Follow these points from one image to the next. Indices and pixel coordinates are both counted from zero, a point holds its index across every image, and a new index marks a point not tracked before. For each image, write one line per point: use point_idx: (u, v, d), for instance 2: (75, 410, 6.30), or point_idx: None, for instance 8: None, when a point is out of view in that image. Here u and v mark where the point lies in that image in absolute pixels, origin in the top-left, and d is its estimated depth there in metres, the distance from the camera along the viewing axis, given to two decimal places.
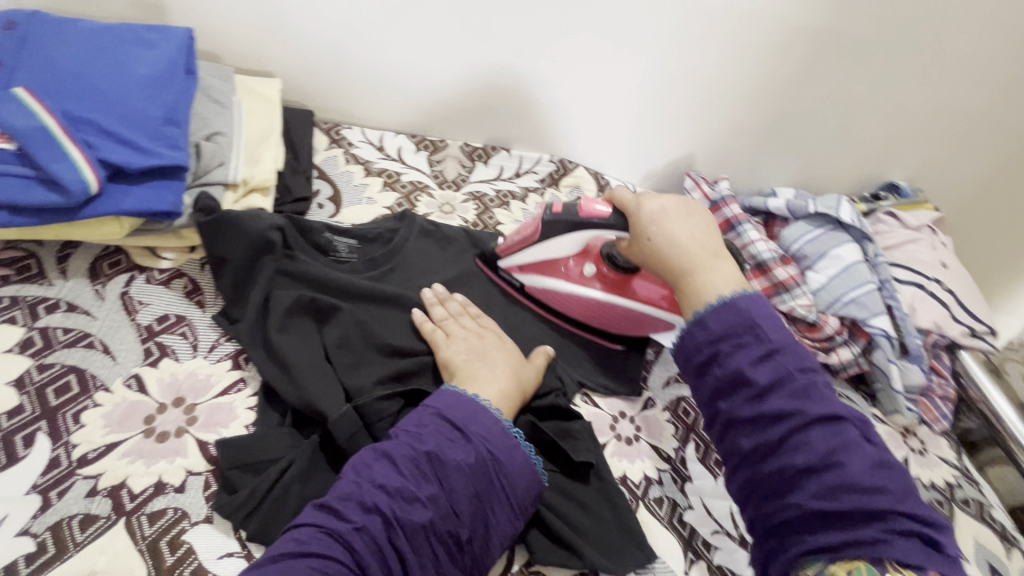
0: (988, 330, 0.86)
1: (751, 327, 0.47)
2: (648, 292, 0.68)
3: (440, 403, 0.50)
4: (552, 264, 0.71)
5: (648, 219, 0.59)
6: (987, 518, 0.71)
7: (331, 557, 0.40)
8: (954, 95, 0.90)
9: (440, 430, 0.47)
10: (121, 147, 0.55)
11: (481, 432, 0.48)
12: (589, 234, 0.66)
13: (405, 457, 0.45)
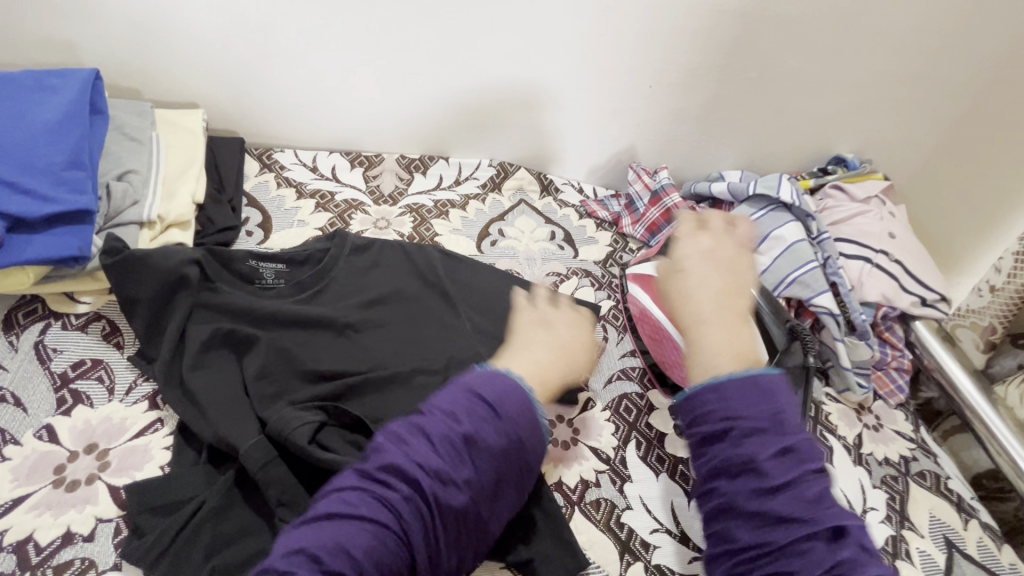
0: (939, 297, 0.85)
1: (771, 392, 0.38)
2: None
3: (477, 381, 0.44)
4: (649, 282, 0.75)
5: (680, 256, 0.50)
6: (943, 489, 0.70)
7: (377, 521, 0.38)
8: (887, 62, 0.89)
9: (472, 409, 0.42)
10: (21, 197, 0.55)
11: (515, 413, 0.44)
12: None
13: (432, 435, 0.41)
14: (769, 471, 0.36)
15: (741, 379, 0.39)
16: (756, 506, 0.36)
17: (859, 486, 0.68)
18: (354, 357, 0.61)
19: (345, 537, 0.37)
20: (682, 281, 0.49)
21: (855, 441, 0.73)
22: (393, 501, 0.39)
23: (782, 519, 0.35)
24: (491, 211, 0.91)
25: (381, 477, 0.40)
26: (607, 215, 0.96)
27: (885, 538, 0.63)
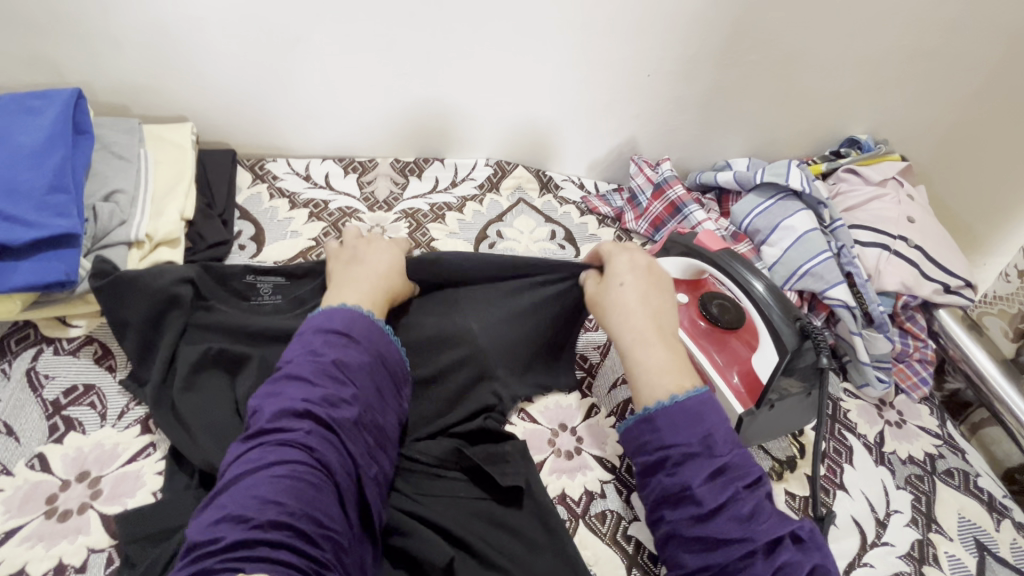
0: (965, 283, 0.80)
1: (700, 434, 0.46)
2: (722, 352, 0.65)
3: (321, 334, 0.51)
4: None
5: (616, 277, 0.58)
6: (973, 488, 0.66)
7: (289, 462, 0.41)
8: (901, 36, 0.84)
9: (328, 341, 0.50)
10: (5, 225, 0.54)
11: (367, 334, 0.52)
12: (694, 264, 0.66)
13: (300, 381, 0.47)
14: (703, 498, 0.44)
15: (671, 413, 0.47)
16: (694, 532, 0.44)
17: (881, 488, 0.64)
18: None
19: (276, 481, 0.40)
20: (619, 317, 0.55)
21: (876, 439, 0.69)
22: (305, 436, 0.44)
23: (719, 541, 0.43)
24: (489, 212, 0.89)
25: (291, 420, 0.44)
26: (609, 211, 0.92)
27: (911, 543, 0.60)
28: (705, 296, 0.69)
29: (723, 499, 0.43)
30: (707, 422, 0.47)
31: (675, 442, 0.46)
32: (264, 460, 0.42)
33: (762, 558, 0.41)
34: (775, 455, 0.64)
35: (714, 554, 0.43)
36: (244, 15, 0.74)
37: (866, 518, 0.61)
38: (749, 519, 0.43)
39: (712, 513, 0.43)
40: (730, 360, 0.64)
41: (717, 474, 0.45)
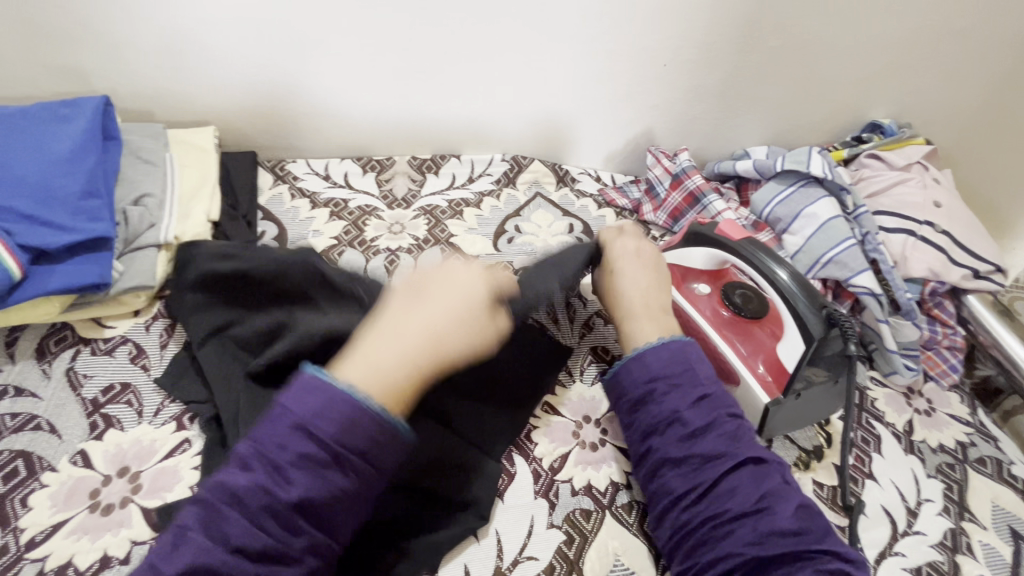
0: (994, 268, 0.79)
1: (685, 369, 0.53)
2: (746, 342, 0.64)
3: (304, 406, 0.41)
4: (676, 270, 0.71)
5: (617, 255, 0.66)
6: (1006, 477, 0.65)
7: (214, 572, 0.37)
8: (926, 16, 0.82)
9: (285, 435, 0.41)
10: (41, 230, 0.56)
11: (331, 397, 0.42)
12: (716, 254, 0.66)
13: (269, 437, 0.41)
14: (690, 421, 0.51)
15: (665, 348, 0.55)
16: (684, 453, 0.50)
17: (911, 476, 0.63)
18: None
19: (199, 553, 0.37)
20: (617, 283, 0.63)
21: (905, 428, 0.68)
22: (240, 523, 0.39)
23: (706, 459, 0.49)
24: (507, 207, 0.89)
25: (229, 505, 0.39)
26: (627, 203, 0.92)
27: (944, 532, 0.59)
28: (727, 286, 0.68)
29: (709, 421, 0.50)
30: (688, 357, 0.55)
31: (664, 375, 0.53)
32: (197, 529, 0.38)
33: (744, 478, 0.48)
34: (802, 445, 0.64)
35: (701, 474, 0.48)
36: (262, 19, 0.75)
37: (897, 507, 0.60)
38: (732, 439, 0.50)
39: (699, 435, 0.50)
40: (755, 350, 0.63)
41: (703, 402, 0.52)
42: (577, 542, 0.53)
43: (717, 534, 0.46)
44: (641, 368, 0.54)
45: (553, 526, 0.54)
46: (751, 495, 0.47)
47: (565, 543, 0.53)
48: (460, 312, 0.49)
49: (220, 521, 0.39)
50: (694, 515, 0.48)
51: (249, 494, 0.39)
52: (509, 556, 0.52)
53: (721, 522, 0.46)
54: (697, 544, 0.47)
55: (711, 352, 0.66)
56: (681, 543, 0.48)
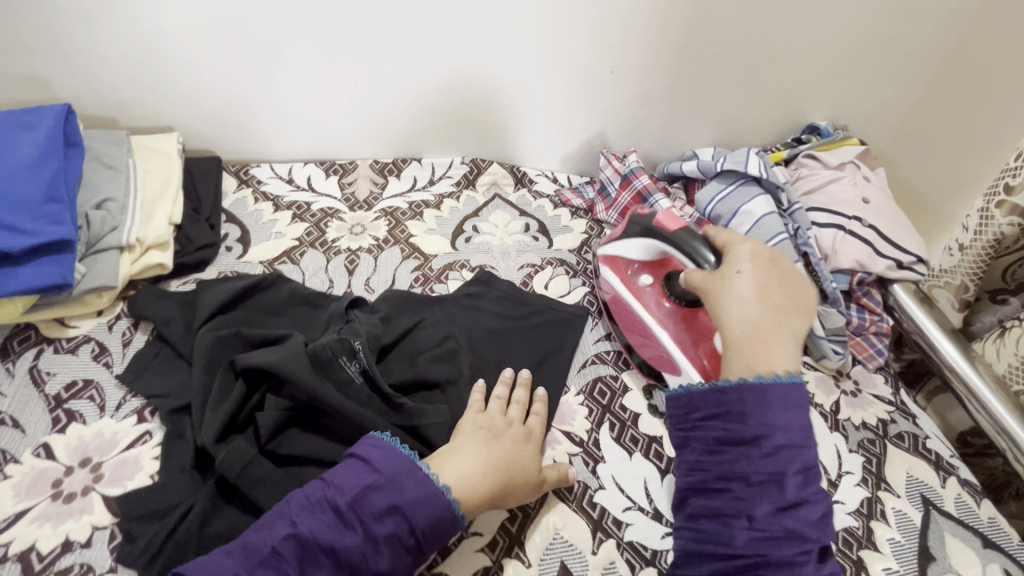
0: (917, 259, 0.84)
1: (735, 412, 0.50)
2: (692, 327, 0.69)
3: (405, 495, 0.48)
4: (622, 262, 0.76)
5: (743, 260, 0.59)
6: (921, 449, 0.71)
7: None
8: (852, 25, 0.88)
9: (382, 521, 0.47)
10: (3, 233, 0.58)
11: (421, 515, 0.48)
12: (655, 243, 0.71)
13: (357, 492, 0.48)
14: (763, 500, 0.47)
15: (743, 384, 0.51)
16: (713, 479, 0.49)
17: (835, 452, 0.69)
18: (358, 380, 0.61)
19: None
20: (732, 306, 0.56)
21: (832, 407, 0.74)
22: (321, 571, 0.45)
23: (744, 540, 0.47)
24: (466, 208, 0.93)
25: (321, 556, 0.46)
26: (581, 203, 0.97)
27: (860, 500, 0.64)
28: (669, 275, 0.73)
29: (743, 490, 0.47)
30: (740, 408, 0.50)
31: (781, 426, 0.48)
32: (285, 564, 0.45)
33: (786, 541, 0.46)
34: None
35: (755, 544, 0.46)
36: (221, 27, 0.78)
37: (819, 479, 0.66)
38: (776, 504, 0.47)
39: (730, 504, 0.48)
40: (692, 337, 0.68)
41: (786, 451, 0.48)
42: (519, 518, 0.57)
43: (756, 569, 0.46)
44: (745, 402, 0.50)
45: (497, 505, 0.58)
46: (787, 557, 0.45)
47: (507, 520, 0.57)
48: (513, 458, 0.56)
49: None
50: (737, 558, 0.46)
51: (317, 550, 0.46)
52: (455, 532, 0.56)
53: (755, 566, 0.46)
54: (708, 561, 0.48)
55: (655, 345, 0.70)
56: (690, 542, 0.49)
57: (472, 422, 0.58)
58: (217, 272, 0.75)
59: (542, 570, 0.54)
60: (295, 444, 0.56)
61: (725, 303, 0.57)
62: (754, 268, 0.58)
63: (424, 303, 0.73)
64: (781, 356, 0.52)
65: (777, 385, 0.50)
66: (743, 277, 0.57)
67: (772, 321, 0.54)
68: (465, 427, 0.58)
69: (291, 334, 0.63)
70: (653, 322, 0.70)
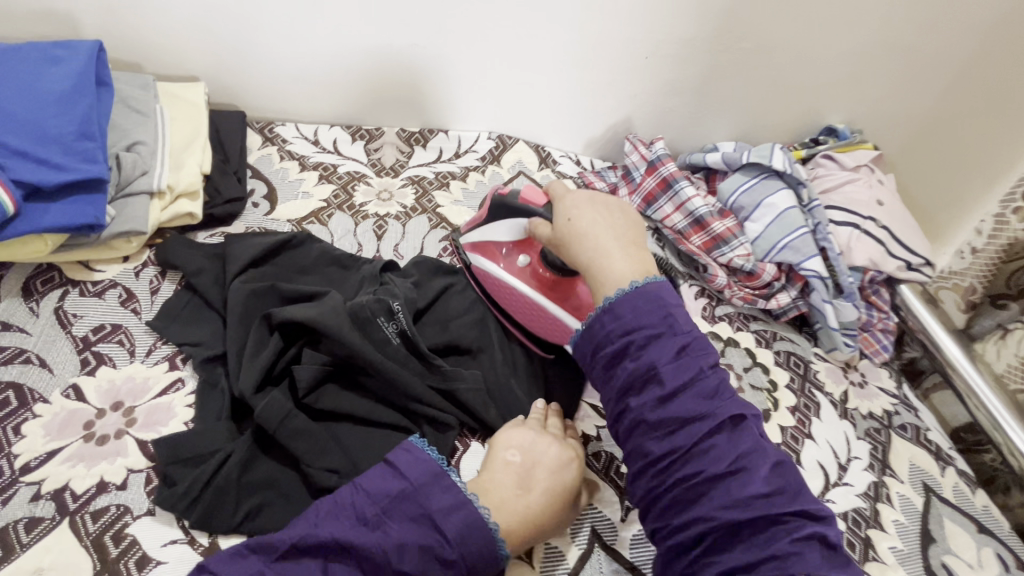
0: (925, 261, 0.88)
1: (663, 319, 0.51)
2: (572, 299, 0.65)
3: (432, 502, 0.45)
4: (491, 247, 0.69)
5: (570, 206, 0.60)
6: (923, 440, 0.74)
7: None
8: (881, 31, 0.90)
9: (410, 529, 0.44)
10: (36, 167, 0.56)
11: (453, 528, 0.45)
12: (523, 224, 0.65)
13: (385, 502, 0.45)
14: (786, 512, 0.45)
15: (631, 297, 0.52)
16: (713, 497, 0.45)
17: (844, 438, 0.72)
18: (395, 341, 0.60)
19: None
20: (586, 245, 0.57)
21: (841, 396, 0.77)
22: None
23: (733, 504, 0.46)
24: (491, 183, 0.93)
25: (341, 555, 0.43)
26: (605, 186, 0.97)
27: (868, 484, 0.68)
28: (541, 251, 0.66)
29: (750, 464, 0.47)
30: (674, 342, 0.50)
31: (640, 327, 0.51)
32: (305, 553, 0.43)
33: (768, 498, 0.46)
34: (754, 408, 0.71)
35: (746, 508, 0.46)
36: None
37: (830, 463, 0.69)
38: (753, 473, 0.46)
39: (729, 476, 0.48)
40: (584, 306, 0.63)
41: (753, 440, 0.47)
42: None
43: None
44: (604, 323, 0.52)
45: None
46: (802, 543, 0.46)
47: None
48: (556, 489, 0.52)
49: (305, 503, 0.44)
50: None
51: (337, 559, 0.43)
52: None
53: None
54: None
55: (545, 319, 0.65)
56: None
57: (502, 455, 0.52)
58: (244, 227, 0.74)
59: (574, 534, 0.55)
60: (333, 399, 0.56)
61: (583, 245, 0.57)
62: (590, 209, 0.59)
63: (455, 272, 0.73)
64: (626, 264, 0.56)
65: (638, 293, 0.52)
66: (584, 218, 0.58)
67: (624, 246, 0.57)
68: (494, 460, 0.52)
69: (327, 291, 0.62)
70: (536, 296, 0.65)
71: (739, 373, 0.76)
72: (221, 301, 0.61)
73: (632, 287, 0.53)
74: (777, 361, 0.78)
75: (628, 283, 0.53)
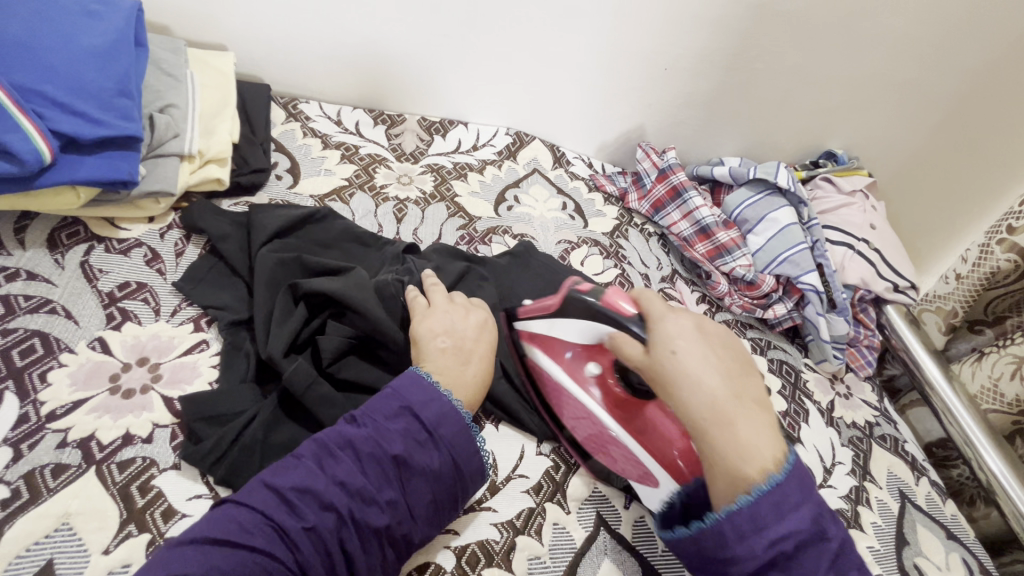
0: (910, 285, 0.93)
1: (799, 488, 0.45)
2: (640, 421, 0.58)
3: (411, 396, 0.50)
4: (553, 343, 0.63)
5: (670, 334, 0.52)
6: (900, 451, 0.79)
7: (274, 545, 0.41)
8: (886, 64, 0.95)
9: (409, 431, 0.48)
10: (74, 119, 0.56)
11: (447, 435, 0.49)
12: (605, 332, 0.58)
13: (383, 420, 0.48)
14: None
15: (767, 496, 0.44)
16: None
17: (830, 444, 0.76)
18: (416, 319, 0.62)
19: (307, 476, 0.45)
20: (695, 390, 0.49)
21: (828, 405, 0.81)
22: (350, 509, 0.44)
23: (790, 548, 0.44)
24: (507, 177, 0.95)
25: (341, 451, 0.46)
26: (614, 190, 1.00)
27: (850, 487, 0.72)
28: (613, 361, 0.60)
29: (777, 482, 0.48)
30: (807, 503, 0.45)
31: (787, 530, 0.43)
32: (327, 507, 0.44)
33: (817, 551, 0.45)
34: None
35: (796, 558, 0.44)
36: None
37: (817, 466, 0.72)
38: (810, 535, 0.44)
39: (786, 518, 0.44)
40: (659, 437, 0.56)
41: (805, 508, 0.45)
42: (562, 468, 0.60)
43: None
44: (732, 516, 0.44)
45: (541, 453, 0.60)
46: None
47: (552, 468, 0.59)
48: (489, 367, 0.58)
49: (329, 459, 0.46)
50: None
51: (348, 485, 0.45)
52: (503, 473, 0.58)
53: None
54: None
55: (616, 447, 0.58)
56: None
57: (434, 345, 0.56)
58: (268, 198, 0.74)
59: (580, 516, 0.57)
60: (354, 370, 0.58)
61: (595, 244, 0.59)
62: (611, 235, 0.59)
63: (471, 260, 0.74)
64: (758, 438, 0.47)
65: (766, 489, 0.44)
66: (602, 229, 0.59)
67: (738, 398, 0.49)
68: (428, 349, 0.55)
69: (353, 267, 0.63)
70: (602, 414, 0.59)
71: None
72: (247, 267, 0.62)
73: (771, 480, 0.44)
74: (770, 368, 0.82)
75: (765, 478, 0.45)
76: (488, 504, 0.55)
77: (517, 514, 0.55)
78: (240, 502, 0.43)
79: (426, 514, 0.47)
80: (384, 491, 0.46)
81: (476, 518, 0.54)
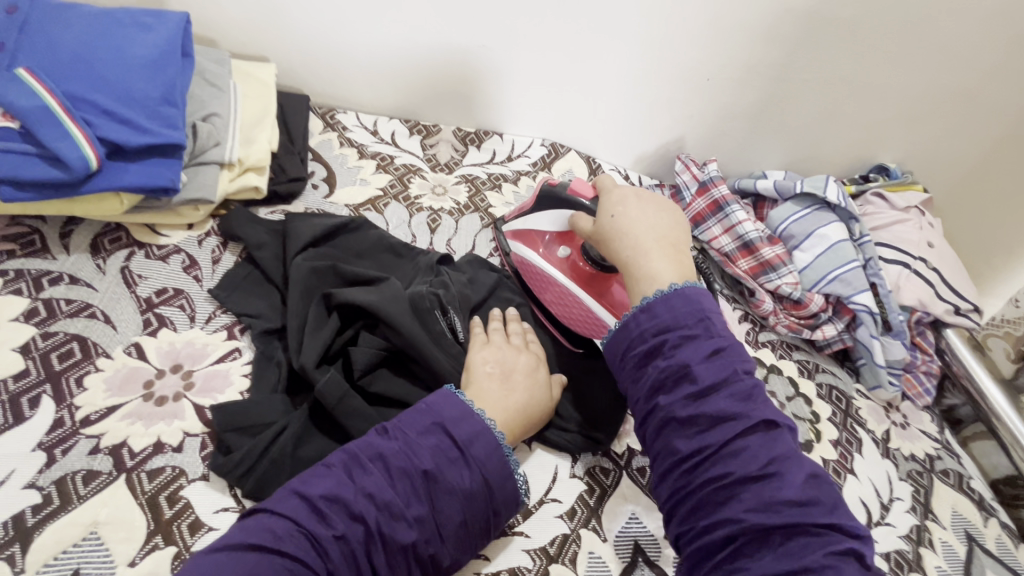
0: (972, 307, 0.87)
1: (700, 318, 0.49)
2: (608, 296, 0.64)
3: (444, 412, 0.48)
4: (534, 235, 0.70)
5: (616, 201, 0.61)
6: (966, 488, 0.73)
7: (301, 557, 0.39)
8: (947, 73, 0.89)
9: (440, 447, 0.46)
10: (120, 127, 0.57)
11: (482, 456, 0.46)
12: (567, 215, 0.66)
13: (415, 435, 0.46)
14: (700, 376, 0.46)
15: (668, 297, 0.51)
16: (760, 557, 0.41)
17: (886, 477, 0.70)
18: (450, 334, 0.60)
19: (338, 485, 0.43)
20: (623, 240, 0.57)
21: (883, 435, 0.75)
22: (378, 525, 0.42)
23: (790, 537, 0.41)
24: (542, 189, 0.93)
25: (371, 462, 0.44)
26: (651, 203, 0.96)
27: (910, 526, 0.66)
28: (581, 245, 0.67)
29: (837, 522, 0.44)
30: (704, 305, 0.51)
31: (674, 326, 0.49)
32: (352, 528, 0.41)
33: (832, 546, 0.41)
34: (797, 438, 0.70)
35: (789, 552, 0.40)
36: None
37: (872, 501, 0.67)
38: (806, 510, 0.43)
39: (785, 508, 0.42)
40: (614, 304, 0.63)
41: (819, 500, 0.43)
42: (597, 492, 0.57)
43: (718, 499, 0.43)
44: (638, 320, 0.51)
45: (575, 476, 0.57)
46: (813, 555, 0.39)
47: (586, 492, 0.56)
48: (535, 400, 0.54)
49: (359, 471, 0.44)
50: (692, 478, 0.45)
51: (377, 500, 0.42)
52: (535, 496, 0.55)
53: (724, 526, 0.42)
54: (697, 551, 0.43)
55: (579, 311, 0.65)
56: (695, 556, 0.43)
57: (481, 371, 0.55)
58: (304, 208, 0.75)
59: (617, 547, 0.54)
60: (386, 384, 0.56)
61: (626, 244, 0.56)
62: (633, 199, 0.60)
63: (506, 277, 0.72)
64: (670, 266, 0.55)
65: (675, 290, 0.52)
66: (625, 211, 0.59)
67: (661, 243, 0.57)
68: (475, 374, 0.54)
69: (387, 278, 0.62)
70: (571, 286, 0.65)
71: (782, 401, 0.75)
72: (282, 276, 0.61)
73: (672, 287, 0.52)
74: (819, 393, 0.77)
75: (669, 286, 0.52)
76: (520, 528, 0.53)
77: (550, 540, 0.52)
78: (271, 510, 0.42)
79: (455, 535, 0.45)
80: (413, 507, 0.43)
81: (509, 548, 0.51)
